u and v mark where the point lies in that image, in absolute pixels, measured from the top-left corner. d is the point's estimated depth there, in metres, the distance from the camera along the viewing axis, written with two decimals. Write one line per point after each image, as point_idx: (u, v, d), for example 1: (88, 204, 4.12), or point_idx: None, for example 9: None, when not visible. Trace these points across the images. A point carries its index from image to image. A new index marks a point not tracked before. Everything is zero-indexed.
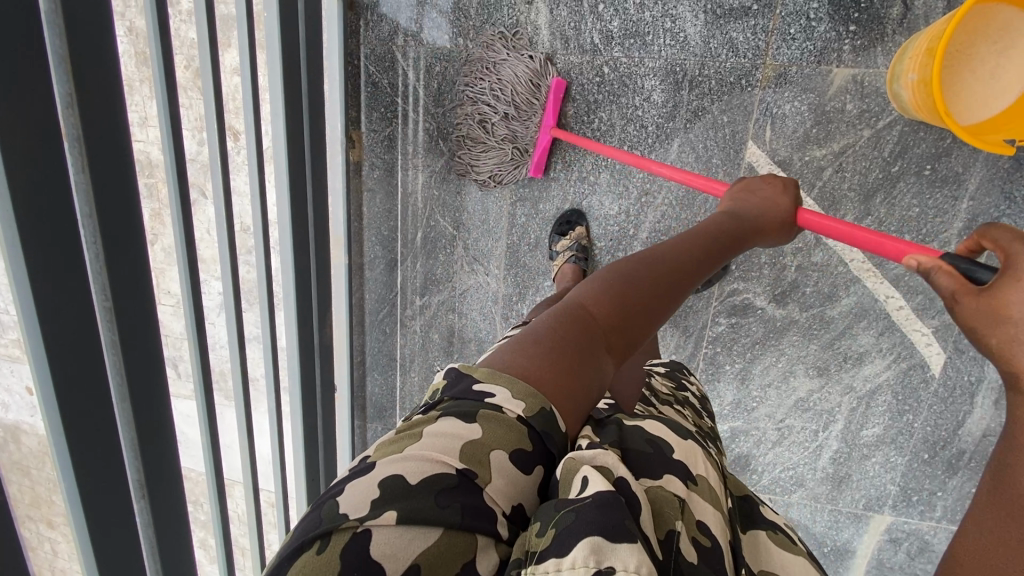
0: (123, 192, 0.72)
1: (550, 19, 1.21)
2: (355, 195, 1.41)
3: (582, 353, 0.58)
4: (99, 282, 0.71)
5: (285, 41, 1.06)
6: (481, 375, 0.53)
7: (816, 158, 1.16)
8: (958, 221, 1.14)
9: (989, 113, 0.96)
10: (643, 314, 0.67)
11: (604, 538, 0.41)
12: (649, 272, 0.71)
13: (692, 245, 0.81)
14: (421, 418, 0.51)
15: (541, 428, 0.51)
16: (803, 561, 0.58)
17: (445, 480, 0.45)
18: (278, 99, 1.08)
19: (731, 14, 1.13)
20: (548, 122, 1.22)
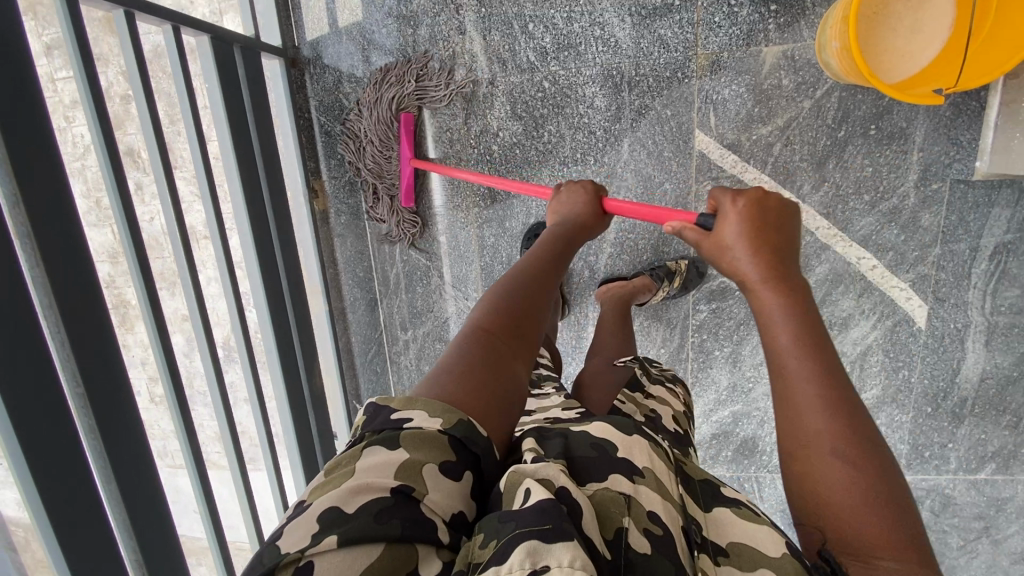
0: (81, 279, 0.73)
1: (484, 44, 1.24)
2: (326, 242, 1.43)
3: (495, 366, 0.61)
4: (68, 370, 0.73)
5: (230, 107, 1.09)
6: (398, 404, 0.54)
7: (763, 135, 1.19)
8: (912, 174, 1.17)
9: (912, 70, 0.98)
10: (534, 317, 0.71)
11: (541, 541, 0.42)
12: (522, 280, 0.74)
13: (544, 245, 0.84)
14: (347, 455, 0.51)
15: (462, 435, 0.52)
16: (770, 530, 0.56)
17: (380, 501, 0.46)
18: (231, 163, 1.10)
19: (656, 13, 1.16)
20: (406, 154, 1.30)
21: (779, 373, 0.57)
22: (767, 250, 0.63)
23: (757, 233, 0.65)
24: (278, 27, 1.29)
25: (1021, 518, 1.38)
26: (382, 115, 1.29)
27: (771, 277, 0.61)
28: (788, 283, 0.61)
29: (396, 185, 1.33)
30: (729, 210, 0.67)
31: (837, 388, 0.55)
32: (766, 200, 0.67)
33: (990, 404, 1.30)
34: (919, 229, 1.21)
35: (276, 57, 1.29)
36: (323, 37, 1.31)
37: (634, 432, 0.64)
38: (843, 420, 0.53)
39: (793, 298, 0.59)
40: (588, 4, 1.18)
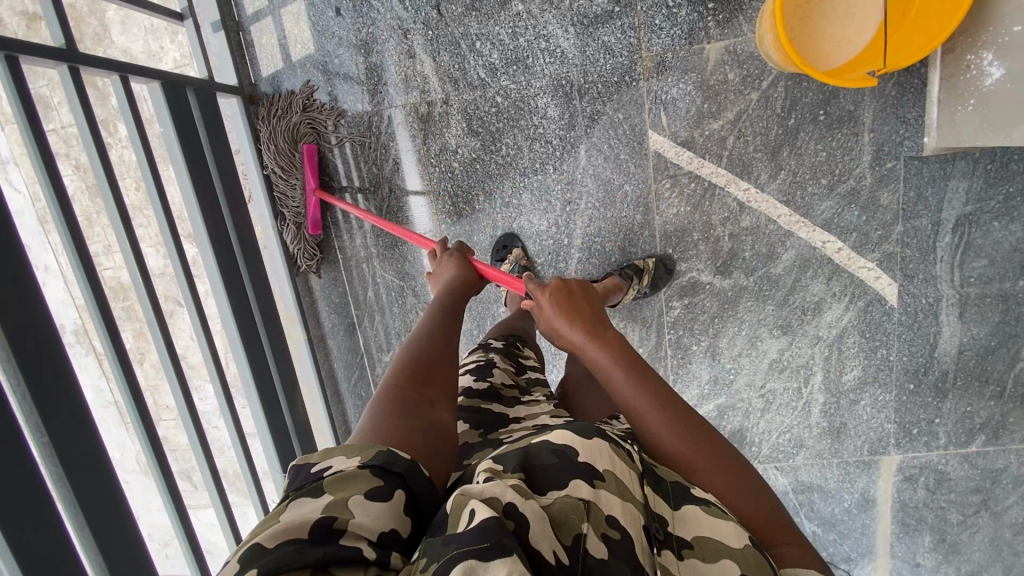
0: (37, 337, 0.79)
1: (435, 66, 1.27)
2: (301, 272, 1.45)
3: (418, 415, 0.64)
4: (32, 423, 0.79)
5: (187, 150, 1.13)
6: (316, 458, 0.56)
7: (714, 130, 1.20)
8: (865, 155, 1.18)
9: (845, 58, 1.00)
10: (442, 369, 0.74)
11: (480, 559, 0.43)
12: (420, 344, 0.78)
13: (432, 312, 0.88)
14: (271, 513, 0.51)
15: (382, 461, 0.54)
16: (734, 524, 0.56)
17: (301, 536, 0.47)
18: (192, 204, 1.14)
19: (598, 21, 1.18)
20: (311, 184, 1.35)
21: (630, 415, 0.69)
22: (578, 309, 0.80)
23: (568, 299, 0.82)
24: (233, 67, 1.33)
25: (1018, 488, 1.32)
26: (282, 144, 1.34)
27: (591, 333, 0.77)
28: (600, 333, 0.77)
29: (304, 213, 1.37)
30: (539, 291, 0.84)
31: (666, 401, 0.68)
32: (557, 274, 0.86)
33: (972, 375, 1.29)
34: (879, 208, 1.22)
35: (234, 97, 1.32)
36: (280, 71, 1.35)
37: (596, 433, 0.59)
38: (681, 426, 0.66)
39: (610, 345, 0.75)
40: (531, 18, 1.20)
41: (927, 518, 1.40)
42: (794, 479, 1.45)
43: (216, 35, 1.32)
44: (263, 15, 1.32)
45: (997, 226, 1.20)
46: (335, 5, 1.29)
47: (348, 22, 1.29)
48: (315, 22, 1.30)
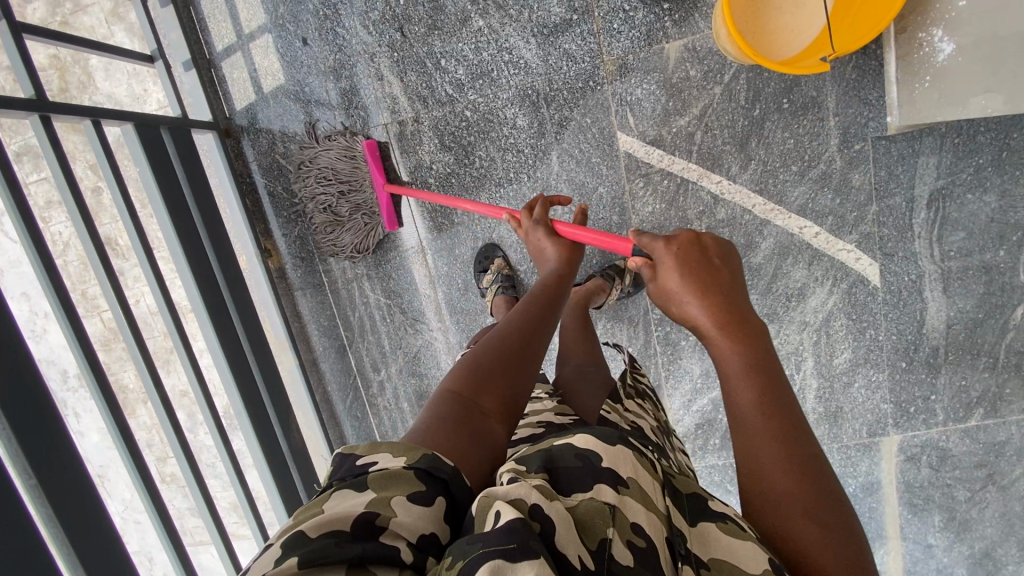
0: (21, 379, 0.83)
1: (403, 86, 1.30)
2: (287, 297, 1.48)
3: (465, 427, 0.61)
4: (20, 464, 0.82)
5: (164, 189, 1.17)
6: (362, 450, 0.54)
7: (682, 126, 1.22)
8: (833, 139, 1.19)
9: (798, 46, 1.02)
10: (508, 378, 0.70)
11: (506, 559, 0.42)
12: (495, 343, 0.74)
13: (526, 304, 0.84)
14: (315, 499, 0.51)
15: (428, 466, 0.53)
16: (753, 545, 0.55)
17: (343, 530, 0.46)
18: (172, 239, 1.18)
19: (558, 30, 1.21)
20: (379, 182, 1.33)
21: (735, 414, 0.63)
22: (712, 284, 0.67)
23: (700, 272, 0.68)
24: (207, 103, 1.38)
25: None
26: (343, 150, 1.33)
27: (721, 318, 0.65)
28: (733, 320, 0.65)
29: (377, 214, 1.36)
30: (668, 254, 0.71)
31: (784, 418, 0.60)
32: (698, 238, 0.72)
33: (963, 349, 1.28)
34: (852, 190, 1.23)
35: (209, 131, 1.37)
36: (254, 103, 1.39)
37: (618, 441, 0.61)
38: (792, 452, 0.59)
39: (739, 337, 0.64)
40: (493, 32, 1.23)
41: (934, 497, 1.38)
42: None
43: (188, 74, 1.37)
44: (233, 51, 1.37)
45: (970, 198, 1.19)
46: (302, 36, 1.32)
47: (315, 51, 1.33)
48: (284, 53, 1.34)
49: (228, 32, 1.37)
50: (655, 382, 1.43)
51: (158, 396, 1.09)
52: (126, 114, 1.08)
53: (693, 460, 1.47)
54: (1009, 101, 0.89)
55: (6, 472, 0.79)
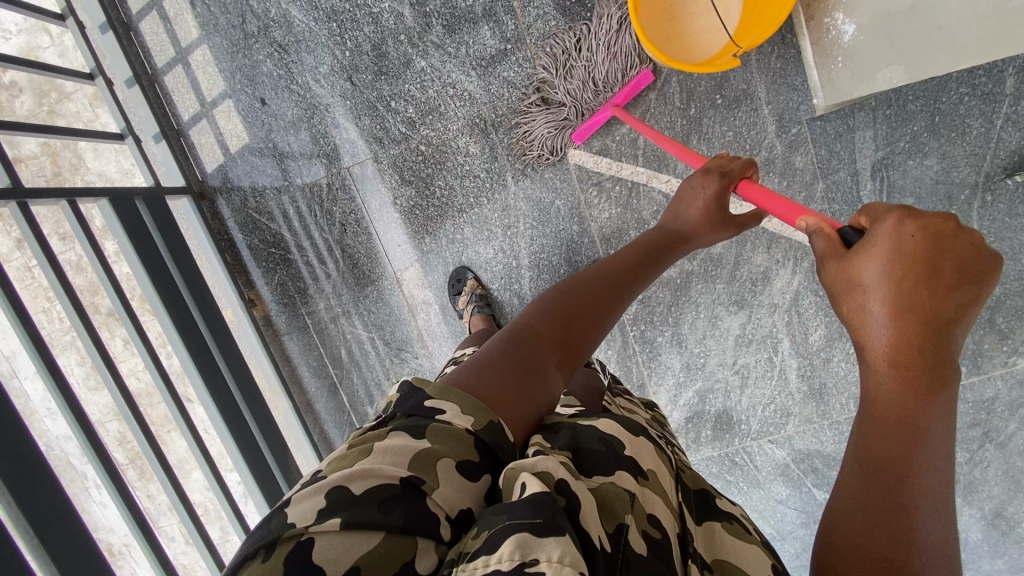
0: (19, 447, 0.97)
1: (359, 130, 1.38)
2: (276, 342, 1.56)
3: (537, 370, 0.63)
4: (23, 525, 0.95)
5: (143, 256, 1.28)
6: (432, 391, 0.55)
7: (624, 133, 1.27)
8: (770, 124, 1.21)
9: (712, 50, 1.11)
10: (587, 335, 0.71)
11: (532, 534, 0.41)
12: (586, 297, 0.75)
13: (627, 260, 0.85)
14: (374, 434, 0.52)
15: (490, 439, 0.52)
16: (756, 548, 0.55)
17: (389, 488, 0.45)
18: (154, 300, 1.28)
19: (494, 60, 1.28)
20: (614, 101, 1.22)
21: (863, 437, 0.48)
22: (919, 309, 0.45)
23: (910, 284, 0.45)
24: (178, 169, 1.47)
25: (1017, 413, 1.22)
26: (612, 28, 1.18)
27: (906, 347, 0.45)
28: (917, 360, 0.45)
29: (583, 119, 1.25)
30: (886, 234, 0.48)
31: (915, 485, 0.44)
32: (947, 236, 0.46)
33: None
34: (796, 172, 1.23)
35: (184, 196, 1.46)
36: (224, 164, 1.48)
37: (641, 434, 0.63)
38: (897, 528, 0.43)
39: (912, 378, 0.45)
40: (435, 71, 1.31)
41: None
42: (791, 449, 1.38)
43: (159, 145, 1.46)
44: (198, 119, 1.47)
45: (912, 164, 1.15)
46: (260, 96, 1.41)
47: (274, 108, 1.41)
48: (246, 115, 1.43)
49: (192, 102, 1.46)
50: (639, 381, 1.47)
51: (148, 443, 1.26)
52: (97, 192, 1.20)
53: (688, 453, 1.49)
54: (909, 70, 0.98)
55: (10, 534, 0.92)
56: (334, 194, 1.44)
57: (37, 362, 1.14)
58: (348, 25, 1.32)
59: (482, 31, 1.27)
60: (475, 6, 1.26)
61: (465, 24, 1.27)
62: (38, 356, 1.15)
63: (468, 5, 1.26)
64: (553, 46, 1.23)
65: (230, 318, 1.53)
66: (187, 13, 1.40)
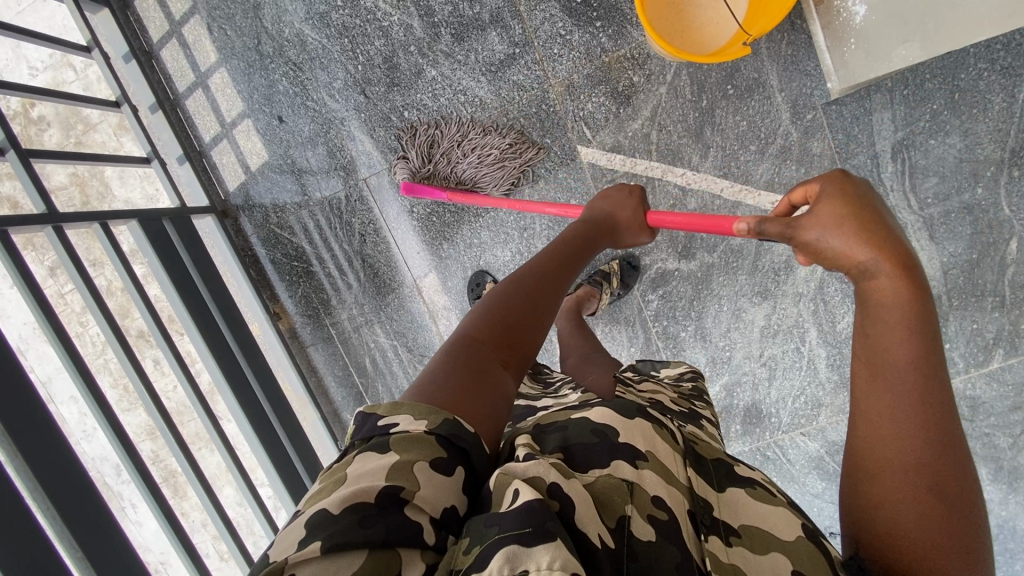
0: (63, 465, 1.00)
1: (374, 142, 1.41)
2: (301, 354, 1.59)
3: (482, 372, 0.59)
4: (67, 542, 0.98)
5: (172, 275, 1.31)
6: (384, 411, 0.52)
7: (636, 129, 1.27)
8: (784, 112, 1.19)
9: (720, 41, 1.12)
10: (529, 327, 0.68)
11: (521, 544, 0.41)
12: (523, 289, 0.72)
13: (556, 246, 0.84)
14: (340, 464, 0.50)
15: (449, 433, 0.50)
16: (784, 511, 0.55)
17: (365, 506, 0.44)
18: (184, 316, 1.31)
19: (503, 65, 1.30)
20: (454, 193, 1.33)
21: (871, 357, 0.47)
22: (880, 222, 0.48)
23: (866, 208, 0.50)
24: (202, 190, 1.52)
25: None
26: (591, 55, 1.25)
27: (886, 246, 0.47)
28: (901, 254, 0.46)
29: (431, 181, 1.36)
30: (833, 181, 0.53)
31: (934, 389, 0.45)
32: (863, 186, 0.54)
33: (966, 291, 1.15)
34: (813, 157, 1.20)
35: (207, 215, 1.51)
36: (246, 182, 1.52)
37: (636, 414, 0.61)
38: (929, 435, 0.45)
39: (906, 270, 0.46)
40: (446, 79, 1.33)
41: None
42: (825, 441, 1.34)
43: (183, 166, 1.51)
44: (219, 139, 1.51)
45: (933, 143, 1.12)
46: (278, 114, 1.45)
47: (291, 125, 1.45)
48: (265, 133, 1.47)
49: (213, 123, 1.51)
50: None
51: (188, 461, 1.28)
52: (126, 214, 1.24)
53: None
54: (925, 45, 0.98)
55: (56, 551, 0.95)
56: (349, 207, 1.47)
57: (77, 379, 1.14)
58: (360, 39, 1.35)
59: (490, 36, 1.29)
60: (482, 13, 1.28)
61: (473, 31, 1.29)
62: (77, 371, 1.14)
63: (475, 12, 1.28)
64: (551, 53, 1.27)
65: (258, 332, 1.57)
66: (206, 38, 1.45)
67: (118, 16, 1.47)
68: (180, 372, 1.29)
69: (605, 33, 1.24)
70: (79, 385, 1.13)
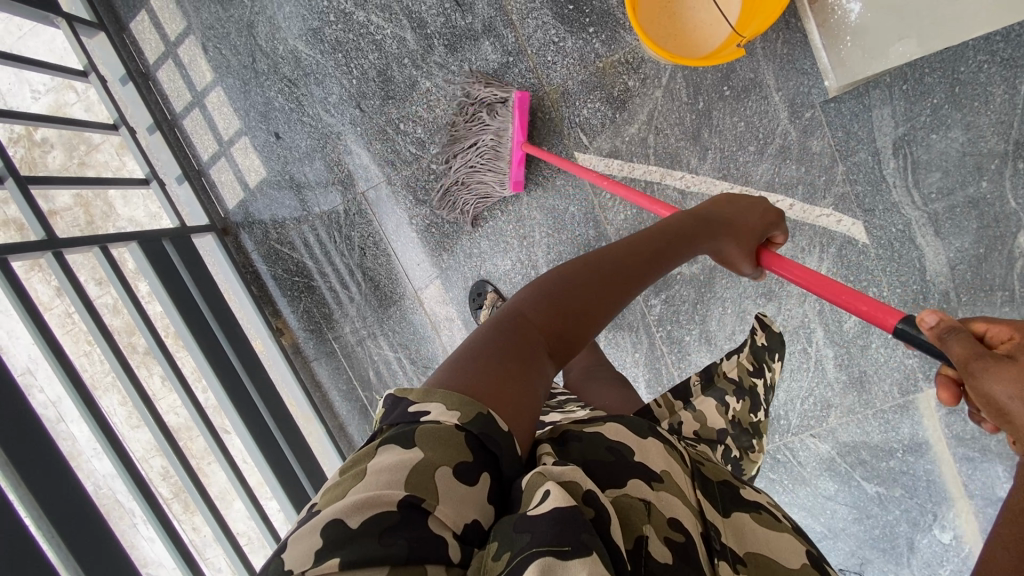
0: (67, 491, 1.00)
1: (372, 155, 1.41)
2: (305, 368, 1.59)
3: (522, 359, 0.56)
4: (72, 569, 0.98)
5: (172, 294, 1.31)
6: (416, 396, 0.49)
7: (633, 134, 1.27)
8: (782, 113, 1.18)
9: (712, 45, 1.11)
10: (586, 316, 0.64)
11: (557, 557, 0.40)
12: (599, 278, 0.67)
13: (653, 235, 0.76)
14: (363, 452, 0.46)
15: (480, 432, 0.47)
16: (789, 537, 0.56)
17: (387, 515, 0.41)
18: (186, 336, 1.32)
19: (497, 74, 1.29)
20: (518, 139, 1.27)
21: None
22: None
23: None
24: (202, 208, 1.52)
25: None
26: (585, 62, 1.25)
27: None
28: None
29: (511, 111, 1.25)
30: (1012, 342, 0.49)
31: None
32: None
33: (975, 287, 1.12)
34: (813, 157, 1.19)
35: (208, 234, 1.51)
36: (245, 200, 1.53)
37: (649, 434, 0.61)
38: None
39: None
40: (440, 90, 1.33)
41: None
42: (835, 442, 1.32)
43: (182, 186, 1.52)
44: (217, 157, 1.52)
45: (935, 138, 1.11)
46: (274, 131, 1.45)
47: (288, 141, 1.45)
48: (262, 150, 1.48)
49: (211, 141, 1.52)
50: (670, 382, 1.44)
51: (190, 480, 1.28)
52: (126, 236, 1.25)
53: None
54: (922, 43, 0.97)
55: None
56: (349, 220, 1.47)
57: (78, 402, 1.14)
58: (354, 54, 1.35)
59: (484, 46, 1.28)
60: (475, 22, 1.28)
61: (466, 41, 1.29)
62: (78, 395, 1.14)
63: (467, 22, 1.28)
64: (545, 61, 1.26)
65: (260, 348, 1.56)
66: (201, 58, 1.46)
67: (114, 39, 1.48)
68: (182, 389, 1.28)
69: (600, 39, 1.23)
70: (81, 410, 1.14)
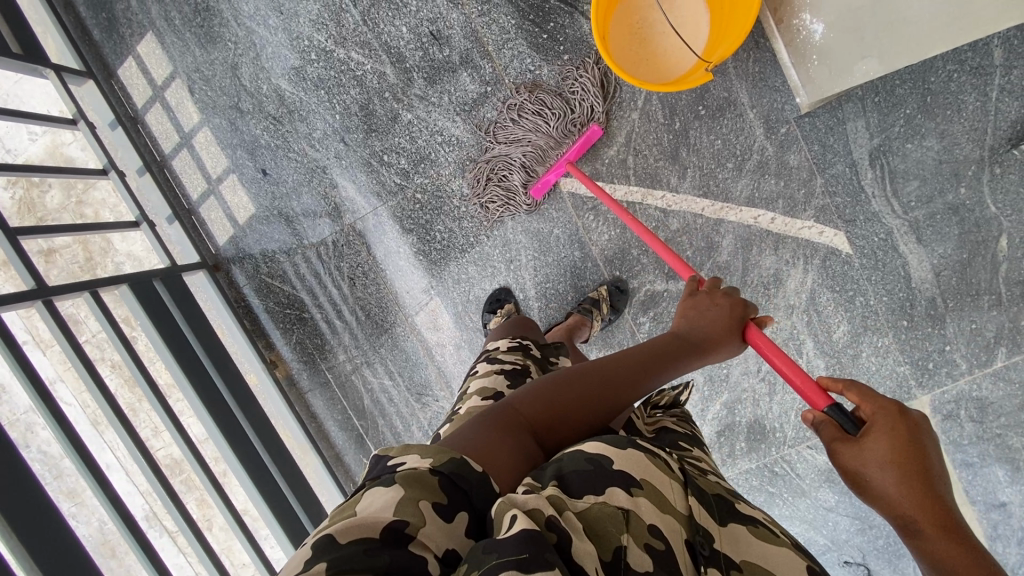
0: (60, 540, 1.05)
1: (358, 187, 1.43)
2: (300, 400, 1.59)
3: (504, 438, 0.59)
4: None
5: (165, 333, 1.34)
6: (395, 452, 0.51)
7: (613, 156, 1.30)
8: (756, 130, 1.20)
9: (680, 70, 1.14)
10: (567, 413, 0.66)
11: (520, 570, 0.38)
12: (586, 384, 0.70)
13: (644, 348, 0.79)
14: (350, 501, 0.47)
15: (452, 472, 0.48)
16: (789, 552, 0.56)
17: (371, 539, 0.41)
18: (178, 375, 1.33)
19: (477, 103, 1.32)
20: (570, 157, 1.25)
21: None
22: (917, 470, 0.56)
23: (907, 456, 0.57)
24: (192, 246, 1.55)
25: None
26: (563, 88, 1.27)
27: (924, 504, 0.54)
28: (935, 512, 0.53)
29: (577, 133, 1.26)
30: (885, 426, 0.59)
31: None
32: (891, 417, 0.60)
33: (960, 292, 1.13)
34: (792, 170, 1.21)
35: (200, 271, 1.53)
36: (235, 236, 1.55)
37: (629, 445, 0.59)
38: None
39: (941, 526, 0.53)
40: (422, 121, 1.36)
41: None
42: None
43: (172, 226, 1.54)
44: (207, 196, 1.55)
45: (911, 147, 1.12)
46: (262, 167, 1.48)
47: (275, 177, 1.48)
48: (251, 187, 1.51)
49: (200, 180, 1.54)
50: None
51: (183, 520, 1.29)
52: (115, 279, 1.27)
53: (724, 469, 1.43)
54: (883, 60, 0.99)
55: None
56: (340, 251, 1.49)
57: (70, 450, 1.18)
58: (336, 90, 1.38)
59: (462, 77, 1.31)
60: (453, 55, 1.31)
61: (445, 73, 1.32)
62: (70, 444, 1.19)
63: (445, 55, 1.31)
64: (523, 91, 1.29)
65: (253, 383, 1.57)
66: (188, 100, 1.49)
67: (103, 85, 1.52)
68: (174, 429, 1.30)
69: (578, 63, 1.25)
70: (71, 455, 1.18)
